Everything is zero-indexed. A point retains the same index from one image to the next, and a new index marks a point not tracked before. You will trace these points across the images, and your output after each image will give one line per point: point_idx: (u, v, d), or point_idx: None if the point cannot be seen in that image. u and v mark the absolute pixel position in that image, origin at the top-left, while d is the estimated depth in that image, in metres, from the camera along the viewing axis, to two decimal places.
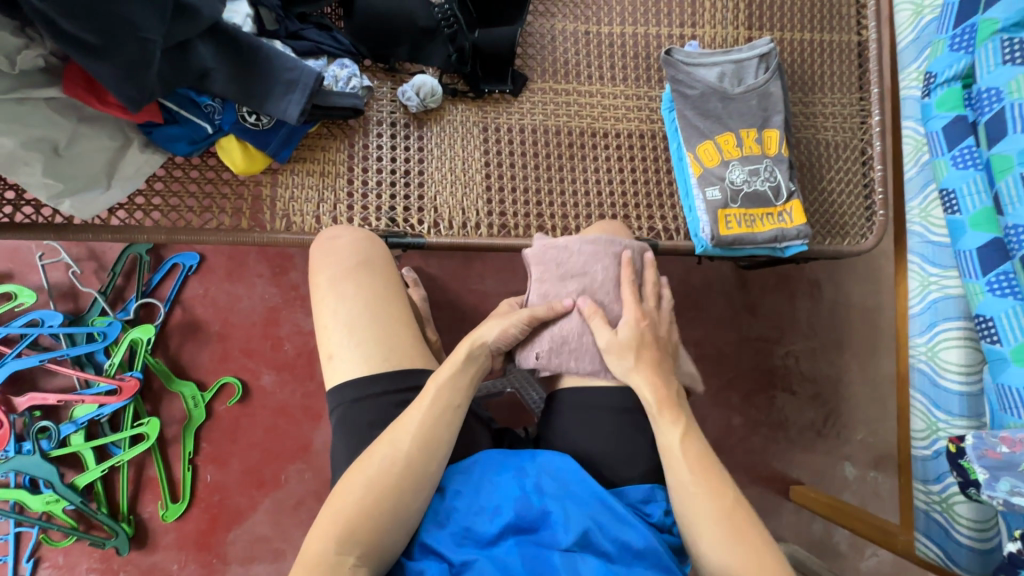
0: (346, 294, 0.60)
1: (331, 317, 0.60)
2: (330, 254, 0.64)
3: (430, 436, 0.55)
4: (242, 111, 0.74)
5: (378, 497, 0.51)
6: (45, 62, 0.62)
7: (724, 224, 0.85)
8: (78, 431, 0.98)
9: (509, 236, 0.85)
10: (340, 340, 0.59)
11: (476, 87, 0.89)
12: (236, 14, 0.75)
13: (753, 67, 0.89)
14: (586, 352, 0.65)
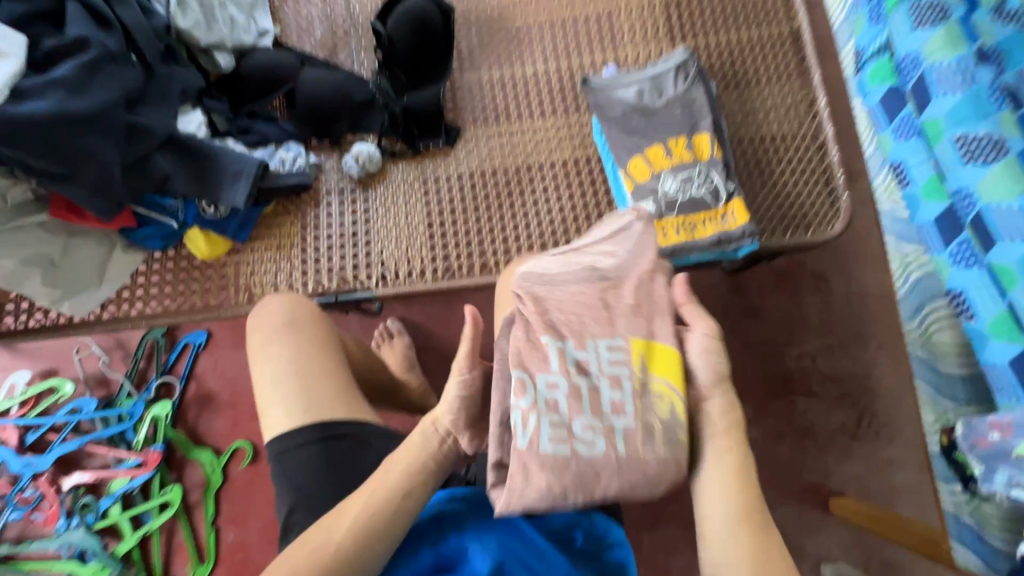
0: (275, 355, 0.66)
1: (262, 376, 0.66)
2: (262, 321, 0.70)
3: (400, 508, 0.56)
4: (201, 204, 0.85)
5: (353, 544, 0.54)
6: (37, 193, 0.76)
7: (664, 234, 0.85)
8: (115, 503, 1.10)
9: (453, 278, 0.89)
10: (271, 396, 0.64)
11: (412, 145, 0.96)
12: (190, 121, 0.86)
13: (672, 79, 0.91)
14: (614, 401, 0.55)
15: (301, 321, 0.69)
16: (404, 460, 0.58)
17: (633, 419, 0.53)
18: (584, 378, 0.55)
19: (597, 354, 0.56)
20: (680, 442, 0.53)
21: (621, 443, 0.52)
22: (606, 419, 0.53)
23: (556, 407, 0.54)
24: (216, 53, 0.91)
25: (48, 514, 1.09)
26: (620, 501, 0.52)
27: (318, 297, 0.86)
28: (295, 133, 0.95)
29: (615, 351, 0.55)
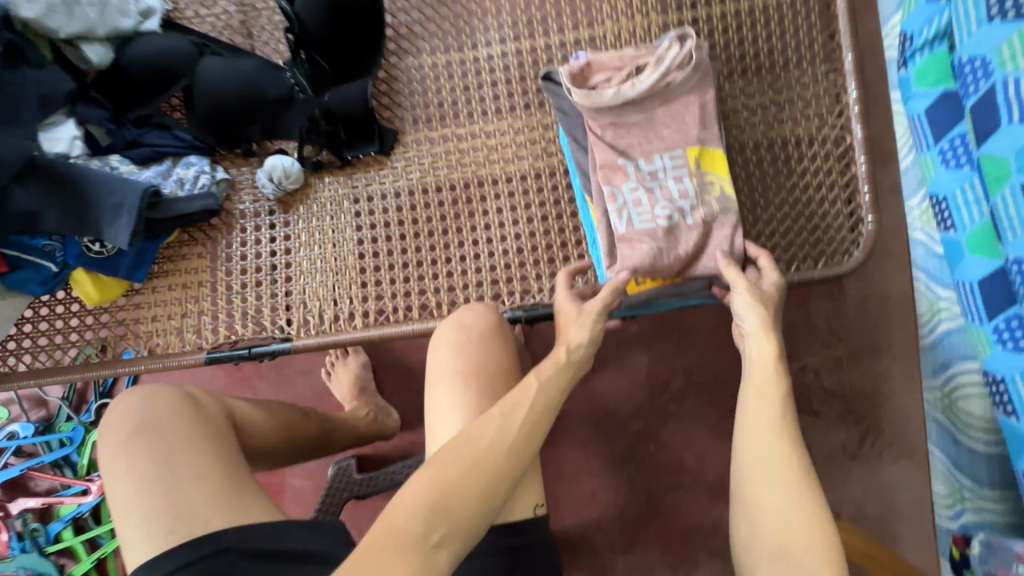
0: (127, 468, 0.61)
1: (121, 490, 0.60)
2: (116, 423, 0.65)
3: (507, 452, 0.52)
4: (83, 241, 0.71)
5: (483, 472, 0.50)
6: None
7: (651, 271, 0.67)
8: (67, 526, 1.07)
9: (387, 322, 0.76)
10: (127, 520, 0.58)
11: (340, 156, 0.79)
12: (61, 143, 0.71)
13: (669, 67, 0.67)
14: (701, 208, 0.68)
15: (158, 419, 0.64)
16: (515, 418, 0.54)
17: (695, 199, 0.68)
18: (655, 182, 0.69)
19: (663, 162, 0.69)
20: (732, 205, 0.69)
21: (689, 217, 0.67)
22: (676, 201, 0.68)
23: (641, 201, 0.68)
24: (84, 45, 0.73)
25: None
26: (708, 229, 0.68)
27: (228, 348, 0.74)
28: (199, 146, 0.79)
29: (676, 158, 0.69)
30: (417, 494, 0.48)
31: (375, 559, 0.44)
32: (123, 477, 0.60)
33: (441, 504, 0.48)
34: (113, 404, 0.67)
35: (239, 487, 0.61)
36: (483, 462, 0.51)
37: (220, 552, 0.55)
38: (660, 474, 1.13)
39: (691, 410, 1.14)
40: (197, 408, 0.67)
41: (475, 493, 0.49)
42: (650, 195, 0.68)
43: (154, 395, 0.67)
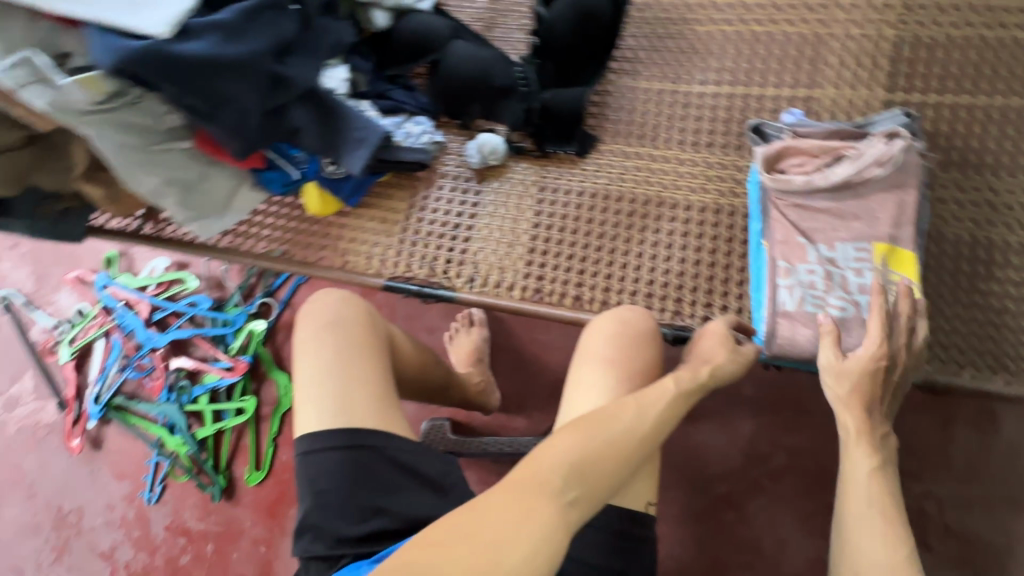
0: (315, 352, 0.69)
1: (306, 368, 0.69)
2: (316, 310, 0.75)
3: (630, 442, 0.56)
4: (324, 162, 0.86)
5: (619, 451, 0.55)
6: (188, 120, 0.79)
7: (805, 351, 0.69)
8: (204, 393, 1.25)
9: (540, 300, 0.82)
10: (305, 395, 0.67)
11: (541, 147, 0.89)
12: (334, 76, 0.86)
13: (870, 162, 0.68)
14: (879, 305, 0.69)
15: (348, 320, 0.73)
16: (638, 413, 0.59)
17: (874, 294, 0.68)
18: (835, 268, 0.70)
19: (846, 253, 0.70)
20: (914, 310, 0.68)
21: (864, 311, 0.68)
22: (851, 294, 0.69)
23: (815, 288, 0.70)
24: (374, 11, 0.89)
25: (155, 385, 1.27)
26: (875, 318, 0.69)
27: (404, 281, 0.84)
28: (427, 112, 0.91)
29: (861, 250, 0.70)
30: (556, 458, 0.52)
31: (520, 498, 0.49)
32: (310, 358, 0.68)
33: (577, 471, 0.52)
34: (314, 298, 0.77)
35: (391, 403, 0.69)
36: (609, 447, 0.55)
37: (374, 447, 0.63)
38: (733, 546, 1.08)
39: (785, 493, 1.09)
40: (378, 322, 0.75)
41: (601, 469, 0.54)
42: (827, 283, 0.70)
43: (350, 299, 0.75)
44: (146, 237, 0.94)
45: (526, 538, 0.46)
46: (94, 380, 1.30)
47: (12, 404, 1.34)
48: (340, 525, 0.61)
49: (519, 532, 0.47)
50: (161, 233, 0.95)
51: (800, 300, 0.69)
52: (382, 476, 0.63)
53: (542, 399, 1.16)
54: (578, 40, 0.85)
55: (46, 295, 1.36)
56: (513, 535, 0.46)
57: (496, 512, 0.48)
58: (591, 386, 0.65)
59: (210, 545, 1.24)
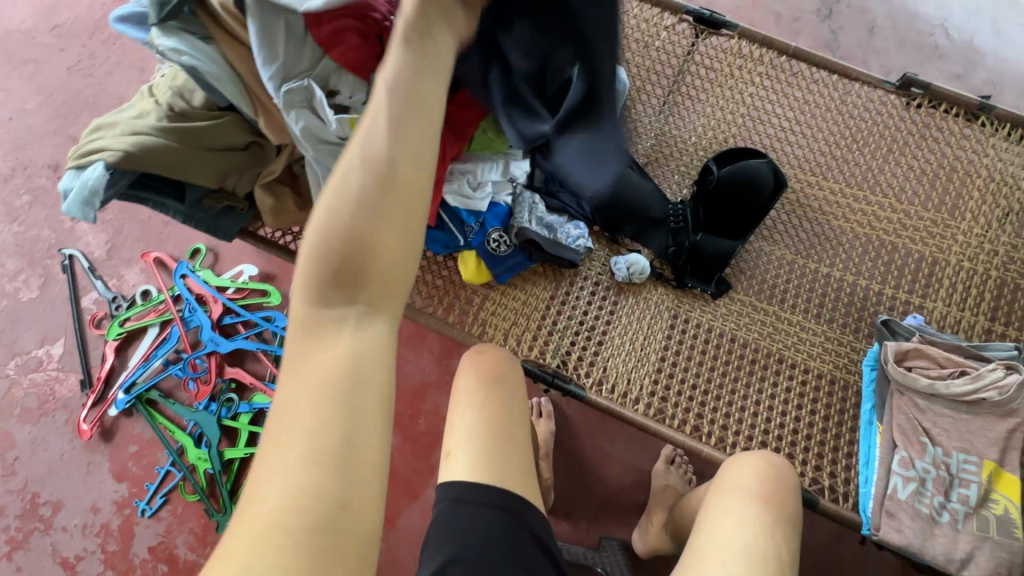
0: (478, 404, 0.79)
1: (466, 416, 0.78)
2: (478, 364, 0.84)
3: (358, 249, 0.44)
4: (491, 239, 0.91)
5: (360, 225, 0.44)
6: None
7: (905, 537, 0.73)
8: (248, 412, 1.19)
9: (661, 421, 0.86)
10: (462, 444, 0.76)
11: (680, 279, 0.96)
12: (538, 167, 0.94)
13: (986, 384, 0.77)
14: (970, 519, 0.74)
15: (508, 381, 0.83)
16: (406, 203, 0.46)
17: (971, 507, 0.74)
18: (942, 474, 0.75)
19: (953, 463, 0.76)
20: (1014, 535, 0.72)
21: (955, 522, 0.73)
22: (951, 502, 0.74)
23: (919, 486, 0.75)
24: None
25: (200, 389, 1.20)
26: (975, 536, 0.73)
27: (537, 366, 0.88)
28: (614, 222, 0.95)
29: (969, 464, 0.76)
30: (307, 276, 0.45)
31: (326, 398, 0.42)
32: (477, 409, 0.78)
33: (333, 287, 0.45)
34: (477, 349, 0.86)
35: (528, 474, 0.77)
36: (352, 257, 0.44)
37: (520, 513, 0.71)
38: None
39: None
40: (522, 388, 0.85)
41: (383, 291, 0.46)
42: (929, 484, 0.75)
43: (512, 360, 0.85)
44: (290, 252, 0.95)
45: (315, 445, 0.40)
46: (133, 367, 1.23)
47: (30, 367, 1.25)
48: None
49: (308, 437, 0.41)
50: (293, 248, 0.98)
51: (909, 494, 0.75)
52: (521, 545, 0.69)
53: (591, 510, 1.16)
54: (738, 200, 0.95)
55: (114, 266, 1.32)
56: (335, 428, 0.41)
57: (290, 425, 0.41)
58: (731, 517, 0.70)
59: None
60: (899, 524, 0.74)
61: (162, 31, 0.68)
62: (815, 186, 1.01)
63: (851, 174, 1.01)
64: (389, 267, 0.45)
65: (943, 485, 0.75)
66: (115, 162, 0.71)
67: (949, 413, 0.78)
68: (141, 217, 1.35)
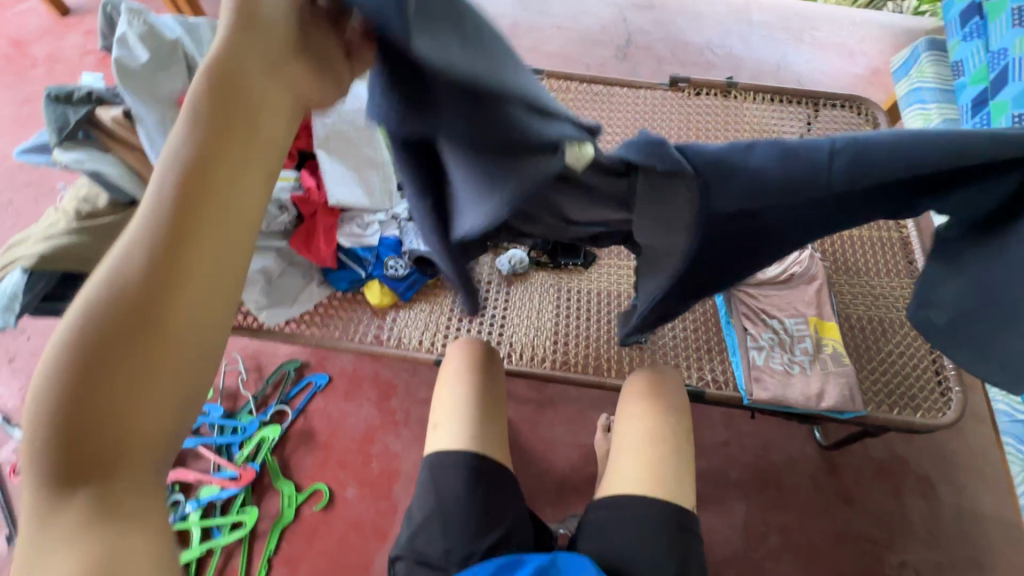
0: (457, 387, 0.88)
1: (445, 396, 0.88)
2: (454, 360, 0.92)
3: (109, 353, 0.35)
4: (388, 265, 1.06)
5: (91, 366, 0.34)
6: (298, 215, 1.04)
7: (773, 390, 0.90)
8: (197, 509, 1.17)
9: (569, 369, 1.01)
10: (441, 419, 0.85)
11: None
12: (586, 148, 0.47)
13: (789, 265, 1.00)
14: (821, 362, 0.92)
15: (487, 369, 0.91)
16: (213, 233, 0.38)
17: (812, 353, 0.93)
18: (785, 337, 0.95)
19: (789, 326, 0.96)
20: (844, 362, 0.92)
21: (802, 368, 0.92)
22: (797, 354, 0.93)
23: (769, 348, 0.94)
24: None
25: None
26: (823, 374, 0.91)
27: None
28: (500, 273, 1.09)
29: (799, 323, 0.97)
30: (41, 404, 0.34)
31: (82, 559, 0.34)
32: (455, 391, 0.87)
33: (81, 369, 0.34)
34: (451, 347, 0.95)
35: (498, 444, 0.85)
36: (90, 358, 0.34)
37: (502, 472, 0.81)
38: None
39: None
40: (490, 369, 0.92)
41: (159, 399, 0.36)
42: (776, 346, 0.94)
43: (487, 352, 0.94)
44: None
45: None
46: None
47: None
48: (461, 537, 0.74)
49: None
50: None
51: (765, 356, 0.93)
52: (496, 494, 0.79)
53: (552, 495, 1.23)
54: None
55: None
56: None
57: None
58: (635, 425, 0.87)
59: None
60: (765, 382, 0.91)
61: (63, 150, 0.83)
62: None
63: None
64: (176, 353, 0.36)
65: (784, 344, 0.94)
66: (33, 266, 0.80)
67: (773, 292, 1.00)
68: None
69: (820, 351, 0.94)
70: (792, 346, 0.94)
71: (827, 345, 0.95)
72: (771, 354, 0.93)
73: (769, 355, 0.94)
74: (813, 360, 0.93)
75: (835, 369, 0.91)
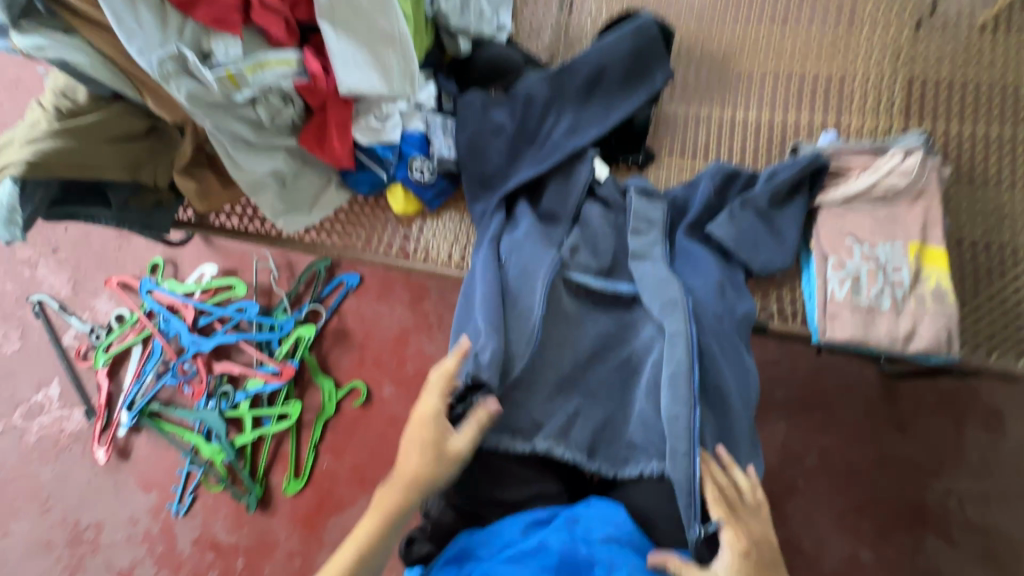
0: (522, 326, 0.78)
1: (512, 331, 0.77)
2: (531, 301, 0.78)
3: None
4: (412, 167, 0.92)
5: None
6: (306, 105, 0.88)
7: (847, 330, 0.79)
8: (246, 399, 1.24)
9: (611, 277, 0.85)
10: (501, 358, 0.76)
11: (611, 159, 0.97)
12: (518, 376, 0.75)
13: (888, 173, 0.82)
14: (918, 298, 0.78)
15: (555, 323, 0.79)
16: None
17: (907, 289, 0.78)
18: (877, 266, 0.80)
19: (883, 253, 0.81)
20: (948, 302, 0.77)
21: (889, 303, 0.79)
22: (890, 288, 0.79)
23: (852, 281, 0.80)
24: (460, 39, 0.97)
25: (196, 389, 1.25)
26: (917, 314, 0.77)
27: None
28: (555, 209, 0.90)
29: (896, 251, 0.80)
30: None
31: None
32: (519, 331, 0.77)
33: None
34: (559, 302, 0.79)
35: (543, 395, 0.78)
36: None
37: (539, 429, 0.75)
38: None
39: (818, 494, 1.14)
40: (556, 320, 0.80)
41: None
42: (865, 277, 0.80)
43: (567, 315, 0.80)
44: (211, 225, 1.00)
45: None
46: (128, 386, 1.28)
47: (35, 412, 1.31)
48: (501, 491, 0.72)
49: None
50: (231, 225, 1.00)
51: (847, 289, 0.79)
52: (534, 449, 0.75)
53: None
54: (623, 79, 0.94)
55: (83, 300, 1.36)
56: None
57: None
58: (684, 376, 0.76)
59: (240, 558, 1.19)
60: (842, 318, 0.79)
61: (20, 32, 0.70)
62: (716, 36, 1.01)
63: (746, 15, 1.00)
64: None
65: (871, 277, 0.80)
66: (22, 174, 0.74)
67: (869, 208, 0.83)
68: (94, 248, 1.39)
69: (926, 286, 0.78)
70: (880, 278, 0.79)
71: (936, 279, 0.78)
72: (853, 285, 0.80)
73: (851, 289, 0.80)
74: (909, 297, 0.78)
75: (933, 308, 0.77)
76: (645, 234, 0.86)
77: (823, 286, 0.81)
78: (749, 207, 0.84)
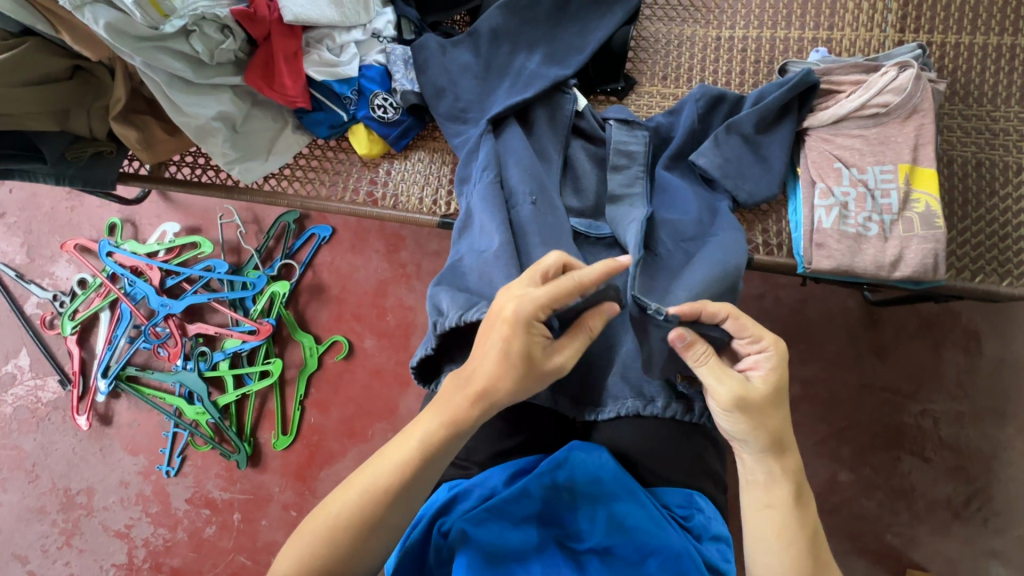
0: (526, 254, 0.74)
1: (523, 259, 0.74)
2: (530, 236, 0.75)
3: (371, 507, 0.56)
4: (373, 105, 0.85)
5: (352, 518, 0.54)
6: (249, 37, 0.80)
7: (833, 258, 0.76)
8: (225, 359, 1.21)
9: (591, 217, 0.82)
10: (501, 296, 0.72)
11: (590, 88, 0.90)
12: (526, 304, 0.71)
13: (880, 91, 0.77)
14: (908, 222, 0.75)
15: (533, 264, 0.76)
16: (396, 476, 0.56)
17: (896, 213, 0.75)
18: (866, 190, 0.77)
19: (871, 176, 0.77)
20: (937, 224, 0.74)
21: (875, 228, 0.76)
22: (877, 213, 0.76)
23: (840, 207, 0.77)
24: None
25: (172, 352, 1.21)
26: (906, 239, 0.75)
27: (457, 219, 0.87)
28: (541, 144, 0.83)
29: (886, 172, 0.77)
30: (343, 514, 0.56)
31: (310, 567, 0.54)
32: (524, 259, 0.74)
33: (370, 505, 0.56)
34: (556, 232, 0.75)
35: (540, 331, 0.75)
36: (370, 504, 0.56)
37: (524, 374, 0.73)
38: None
39: (801, 423, 1.16)
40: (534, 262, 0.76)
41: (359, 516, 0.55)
42: (853, 201, 0.77)
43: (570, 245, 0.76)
44: (162, 178, 0.92)
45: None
46: (100, 353, 1.24)
47: (8, 383, 1.28)
48: (485, 439, 0.71)
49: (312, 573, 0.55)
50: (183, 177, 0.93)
51: (834, 217, 0.76)
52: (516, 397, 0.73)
53: None
54: None
55: (40, 267, 1.30)
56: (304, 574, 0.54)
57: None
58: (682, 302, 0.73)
59: (235, 513, 1.20)
60: (829, 246, 0.76)
61: None
62: None
63: None
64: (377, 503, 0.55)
65: (860, 202, 0.76)
66: None
67: (858, 129, 0.79)
68: (45, 210, 1.32)
69: (916, 206, 0.75)
70: (868, 203, 0.76)
71: (928, 200, 0.75)
72: (841, 211, 0.77)
73: (838, 216, 0.76)
74: (898, 221, 0.75)
75: (922, 231, 0.74)
76: (625, 169, 0.81)
77: (809, 214, 0.78)
78: (733, 134, 0.80)
